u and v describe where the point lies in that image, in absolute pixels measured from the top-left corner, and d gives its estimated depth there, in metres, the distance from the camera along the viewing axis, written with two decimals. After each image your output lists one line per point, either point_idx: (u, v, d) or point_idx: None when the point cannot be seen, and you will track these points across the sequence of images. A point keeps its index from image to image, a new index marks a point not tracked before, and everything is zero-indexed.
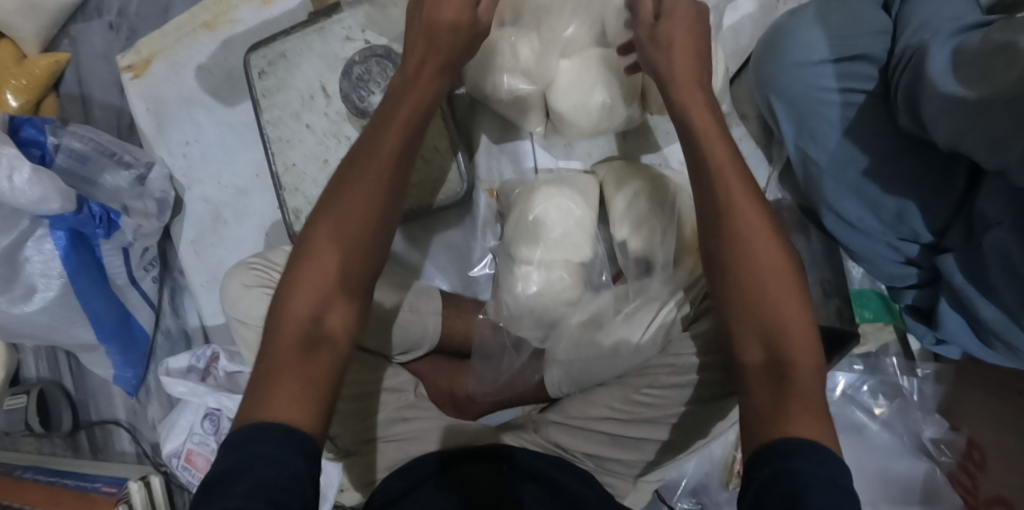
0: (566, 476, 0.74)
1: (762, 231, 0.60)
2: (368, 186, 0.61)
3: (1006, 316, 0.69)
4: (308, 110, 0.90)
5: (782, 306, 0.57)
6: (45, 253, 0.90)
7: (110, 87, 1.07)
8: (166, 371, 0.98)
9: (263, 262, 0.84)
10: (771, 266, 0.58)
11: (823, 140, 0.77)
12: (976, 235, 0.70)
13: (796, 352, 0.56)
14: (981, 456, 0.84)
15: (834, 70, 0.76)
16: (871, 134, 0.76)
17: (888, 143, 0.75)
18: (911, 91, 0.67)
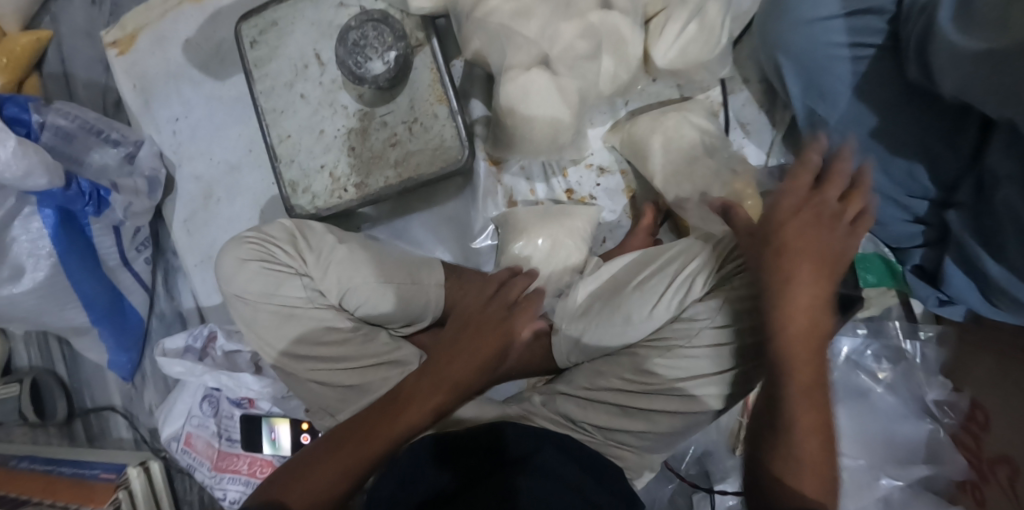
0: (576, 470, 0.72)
1: (809, 379, 0.60)
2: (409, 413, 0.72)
3: (1008, 269, 0.68)
4: (301, 79, 0.87)
5: (801, 468, 0.59)
6: (32, 232, 0.86)
7: (95, 64, 1.03)
8: (162, 352, 0.95)
9: (258, 236, 0.82)
10: (804, 360, 0.60)
11: (831, 97, 0.77)
12: (987, 191, 0.69)
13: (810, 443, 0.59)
14: (985, 416, 0.82)
15: (845, 24, 0.74)
16: (877, 87, 0.75)
17: (890, 92, 0.75)
18: (922, 41, 0.66)
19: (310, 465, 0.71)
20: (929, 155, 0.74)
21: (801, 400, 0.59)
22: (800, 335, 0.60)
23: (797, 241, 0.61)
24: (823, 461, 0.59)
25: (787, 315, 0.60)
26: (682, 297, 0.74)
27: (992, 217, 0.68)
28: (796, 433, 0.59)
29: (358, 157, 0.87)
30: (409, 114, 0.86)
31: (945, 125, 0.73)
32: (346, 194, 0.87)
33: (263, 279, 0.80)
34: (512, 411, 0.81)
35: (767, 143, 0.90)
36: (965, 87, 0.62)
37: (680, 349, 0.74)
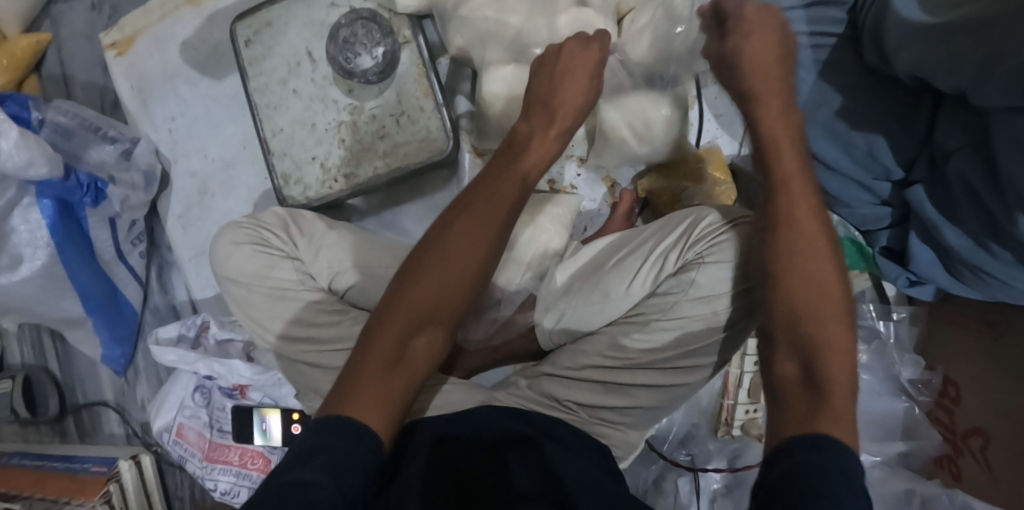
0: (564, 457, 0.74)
1: (806, 219, 0.60)
2: (484, 231, 0.65)
3: (964, 242, 0.72)
4: (294, 76, 0.90)
5: (829, 347, 0.56)
6: (31, 222, 0.89)
7: (93, 65, 1.07)
8: (156, 341, 0.97)
9: (252, 222, 0.85)
10: (810, 233, 0.59)
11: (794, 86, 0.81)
12: (940, 167, 0.74)
13: (823, 329, 0.57)
14: (956, 391, 0.86)
15: (806, 15, 0.80)
16: (837, 78, 0.79)
17: (852, 78, 0.79)
18: (876, 26, 0.71)
19: (362, 351, 0.62)
20: (890, 134, 0.78)
21: (808, 271, 0.58)
22: (792, 181, 0.61)
23: (761, 98, 0.63)
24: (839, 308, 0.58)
25: (782, 186, 0.61)
26: (656, 275, 0.75)
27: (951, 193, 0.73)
28: (807, 312, 0.57)
29: (349, 149, 0.90)
30: (396, 107, 0.89)
31: (898, 111, 0.77)
32: (336, 185, 0.90)
33: (256, 261, 0.83)
34: (500, 393, 0.84)
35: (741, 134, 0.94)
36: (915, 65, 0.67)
37: (658, 322, 0.75)
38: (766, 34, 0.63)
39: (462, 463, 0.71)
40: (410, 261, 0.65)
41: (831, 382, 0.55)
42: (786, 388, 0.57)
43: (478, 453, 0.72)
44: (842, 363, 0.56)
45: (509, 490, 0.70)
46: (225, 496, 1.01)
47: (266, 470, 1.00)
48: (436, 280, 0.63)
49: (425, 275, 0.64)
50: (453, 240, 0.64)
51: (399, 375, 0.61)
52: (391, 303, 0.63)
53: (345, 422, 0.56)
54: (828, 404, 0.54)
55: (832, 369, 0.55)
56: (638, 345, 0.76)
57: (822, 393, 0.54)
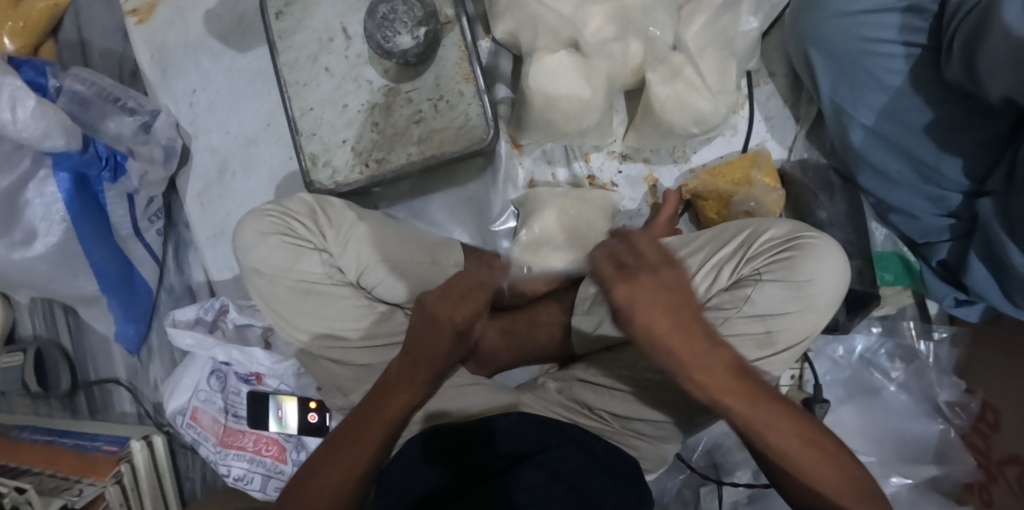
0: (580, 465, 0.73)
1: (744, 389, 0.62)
2: (398, 401, 0.72)
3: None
4: (326, 53, 0.86)
5: (789, 435, 0.63)
6: (47, 195, 0.85)
7: (112, 32, 1.01)
8: (172, 322, 0.94)
9: (278, 210, 0.81)
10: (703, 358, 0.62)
11: (862, 93, 0.76)
12: (1019, 179, 0.68)
13: (780, 432, 0.63)
14: (995, 417, 0.82)
15: (900, 21, 0.72)
16: (904, 86, 0.74)
17: (923, 84, 0.73)
18: (970, 36, 0.64)
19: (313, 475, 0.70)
20: (959, 152, 0.74)
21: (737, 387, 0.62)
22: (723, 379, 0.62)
23: (663, 337, 0.61)
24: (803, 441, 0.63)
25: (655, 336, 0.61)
26: (707, 289, 0.73)
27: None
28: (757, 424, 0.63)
29: (381, 133, 0.86)
30: (434, 91, 0.85)
31: (975, 121, 0.72)
32: (367, 169, 0.86)
33: (282, 253, 0.80)
34: (527, 396, 0.83)
35: (791, 138, 0.89)
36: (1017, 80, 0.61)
37: None
38: (654, 308, 0.61)
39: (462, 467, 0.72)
40: (366, 408, 0.72)
41: (812, 466, 0.63)
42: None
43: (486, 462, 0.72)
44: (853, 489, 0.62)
45: (509, 487, 0.68)
46: (237, 483, 0.98)
47: (280, 458, 0.98)
48: (361, 446, 0.70)
49: (343, 457, 0.70)
50: (398, 399, 0.72)
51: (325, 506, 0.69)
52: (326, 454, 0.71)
53: None
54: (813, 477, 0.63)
55: (801, 454, 0.63)
56: None
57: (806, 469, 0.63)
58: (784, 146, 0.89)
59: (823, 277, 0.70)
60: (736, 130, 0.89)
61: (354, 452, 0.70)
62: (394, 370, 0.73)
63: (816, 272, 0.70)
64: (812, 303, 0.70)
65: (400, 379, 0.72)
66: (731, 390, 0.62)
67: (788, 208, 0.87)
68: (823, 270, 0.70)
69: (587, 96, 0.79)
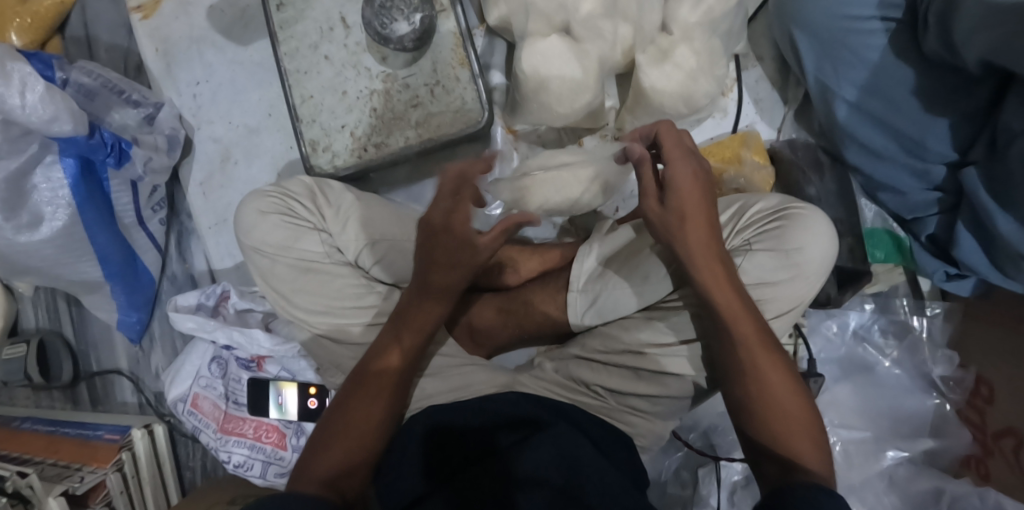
0: (583, 448, 0.72)
1: (739, 303, 0.68)
2: (409, 337, 0.74)
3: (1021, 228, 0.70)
4: (326, 41, 0.88)
5: (770, 370, 0.68)
6: (53, 180, 0.86)
7: (118, 28, 1.04)
8: (175, 307, 0.95)
9: (279, 191, 0.83)
10: (710, 263, 0.69)
11: (843, 70, 0.78)
12: (1001, 149, 0.70)
13: (762, 361, 0.68)
14: (989, 390, 0.83)
15: None
16: (887, 61, 0.76)
17: (907, 60, 0.75)
18: (943, 14, 0.68)
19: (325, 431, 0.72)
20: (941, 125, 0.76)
21: (734, 303, 0.68)
22: (724, 292, 0.68)
23: (688, 222, 0.69)
24: (781, 370, 0.69)
25: (686, 222, 0.69)
26: None
27: (1010, 178, 0.69)
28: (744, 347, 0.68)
29: (380, 117, 0.88)
30: (431, 76, 0.87)
31: (956, 93, 0.74)
32: (366, 153, 0.88)
33: (282, 232, 0.82)
34: (524, 377, 0.85)
35: (780, 119, 0.91)
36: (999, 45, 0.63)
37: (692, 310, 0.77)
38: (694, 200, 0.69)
39: (448, 455, 0.72)
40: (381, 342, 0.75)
41: (780, 399, 0.67)
42: (765, 461, 0.68)
43: (471, 449, 0.72)
44: (802, 423, 0.67)
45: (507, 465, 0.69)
46: (238, 469, 0.99)
47: (280, 445, 0.99)
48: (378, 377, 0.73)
49: (358, 393, 0.73)
50: (407, 336, 0.74)
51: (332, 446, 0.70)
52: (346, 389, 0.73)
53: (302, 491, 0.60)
54: (782, 414, 0.67)
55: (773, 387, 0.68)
56: None
57: (777, 406, 0.67)
58: (773, 127, 0.91)
59: (814, 246, 0.71)
60: (725, 113, 0.91)
61: (372, 384, 0.73)
62: (409, 305, 0.74)
63: (805, 241, 0.71)
64: (802, 272, 0.72)
65: (415, 308, 0.73)
66: (728, 307, 0.68)
67: (778, 185, 0.88)
68: (812, 239, 0.71)
69: (581, 77, 0.81)
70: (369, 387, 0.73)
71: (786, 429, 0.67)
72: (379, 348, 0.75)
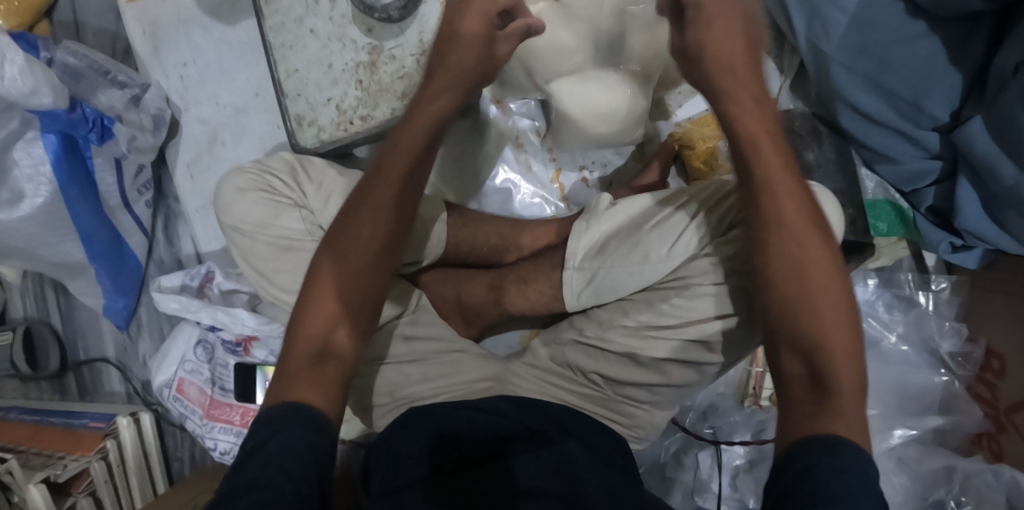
0: (582, 453, 0.69)
1: (804, 215, 0.58)
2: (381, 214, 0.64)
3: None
4: (311, 15, 0.87)
5: (823, 295, 0.56)
6: (35, 156, 0.84)
7: (105, 10, 1.03)
8: (159, 288, 0.93)
9: (258, 167, 0.81)
10: (767, 156, 0.59)
11: (831, 26, 0.74)
12: (993, 96, 0.67)
13: (818, 279, 0.56)
14: (1001, 364, 0.80)
15: None
16: (878, 12, 0.72)
17: (896, 13, 0.71)
18: None
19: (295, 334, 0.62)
20: (935, 80, 0.72)
21: (789, 206, 0.58)
22: (784, 190, 0.58)
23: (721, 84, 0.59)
24: (838, 296, 0.56)
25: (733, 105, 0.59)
26: (697, 245, 0.72)
27: (1014, 125, 0.64)
28: (799, 262, 0.57)
29: (366, 90, 0.87)
30: (417, 48, 0.86)
31: (947, 42, 0.71)
32: (352, 126, 0.87)
33: (261, 208, 0.79)
34: (517, 366, 0.81)
35: (776, 89, 0.89)
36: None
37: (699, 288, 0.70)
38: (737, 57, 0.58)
39: (444, 459, 0.67)
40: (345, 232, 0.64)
41: (829, 330, 0.55)
42: (791, 386, 0.56)
43: (468, 451, 0.68)
44: (846, 361, 0.55)
45: (511, 476, 0.65)
46: (224, 456, 0.97)
47: None
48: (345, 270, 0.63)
49: (325, 300, 0.62)
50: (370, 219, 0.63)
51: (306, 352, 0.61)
52: (311, 292, 0.63)
53: (290, 423, 0.55)
54: (824, 347, 0.55)
55: (823, 315, 0.56)
56: (675, 311, 0.70)
57: (821, 337, 0.55)
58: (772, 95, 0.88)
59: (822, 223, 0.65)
60: None
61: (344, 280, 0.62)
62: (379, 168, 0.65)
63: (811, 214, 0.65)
64: None
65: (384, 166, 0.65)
66: (780, 209, 0.58)
67: None
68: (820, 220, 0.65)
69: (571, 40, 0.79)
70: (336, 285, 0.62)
71: (828, 361, 0.54)
72: (347, 235, 0.64)
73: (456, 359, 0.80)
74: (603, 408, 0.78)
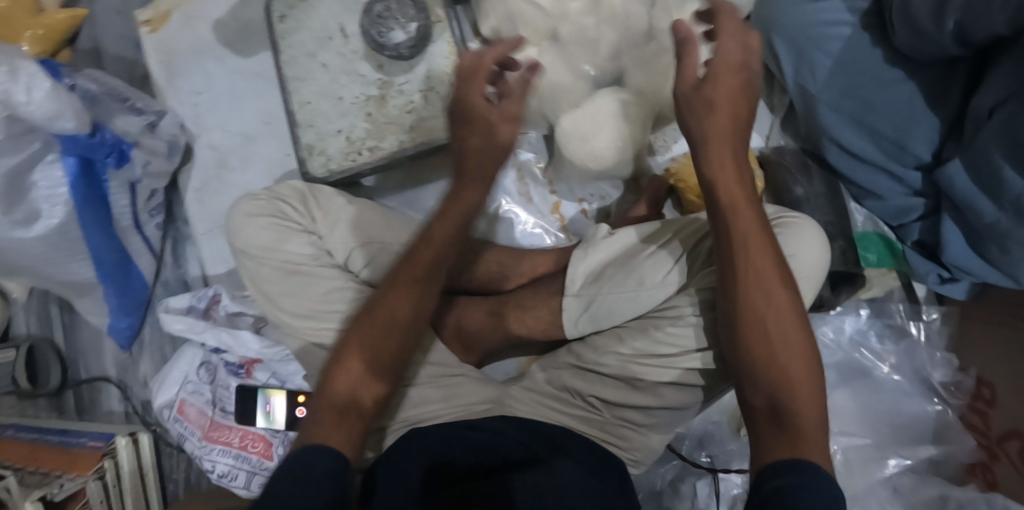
0: (579, 468, 0.72)
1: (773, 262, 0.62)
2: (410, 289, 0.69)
3: (1006, 218, 0.68)
4: (324, 50, 0.90)
5: (787, 339, 0.61)
6: (53, 179, 0.86)
7: (124, 40, 1.07)
8: (165, 309, 0.94)
9: (269, 195, 0.83)
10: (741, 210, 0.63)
11: (818, 70, 0.78)
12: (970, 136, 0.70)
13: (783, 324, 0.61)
14: (991, 393, 0.81)
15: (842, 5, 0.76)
16: (858, 57, 0.76)
17: (878, 60, 0.75)
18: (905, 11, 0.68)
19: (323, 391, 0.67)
20: (915, 122, 0.75)
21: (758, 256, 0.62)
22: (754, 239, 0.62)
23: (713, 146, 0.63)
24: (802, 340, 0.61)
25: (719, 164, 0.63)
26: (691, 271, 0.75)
27: (993, 164, 0.67)
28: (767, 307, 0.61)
29: (374, 122, 0.90)
30: (425, 83, 0.90)
31: (930, 88, 0.74)
32: (360, 157, 0.90)
33: (269, 233, 0.81)
34: (514, 389, 0.82)
35: (767, 127, 0.92)
36: (964, 23, 0.64)
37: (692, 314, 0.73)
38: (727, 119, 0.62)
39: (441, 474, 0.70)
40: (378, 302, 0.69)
41: (790, 371, 0.59)
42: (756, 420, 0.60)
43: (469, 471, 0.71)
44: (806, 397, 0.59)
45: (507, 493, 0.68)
46: (222, 479, 0.97)
47: (266, 455, 0.98)
48: (376, 339, 0.68)
49: (355, 358, 0.67)
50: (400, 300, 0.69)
51: (331, 406, 0.65)
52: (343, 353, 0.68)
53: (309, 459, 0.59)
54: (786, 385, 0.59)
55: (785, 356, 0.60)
56: (671, 337, 0.73)
57: (783, 375, 0.60)
58: (762, 134, 0.92)
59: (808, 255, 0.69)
60: None
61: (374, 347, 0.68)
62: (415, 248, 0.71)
63: (797, 248, 0.69)
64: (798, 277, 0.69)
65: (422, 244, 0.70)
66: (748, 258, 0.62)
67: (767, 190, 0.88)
68: (805, 249, 0.69)
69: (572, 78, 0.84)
70: (365, 352, 0.67)
71: (788, 399, 0.59)
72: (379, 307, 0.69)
73: (456, 383, 0.82)
74: (600, 431, 0.79)
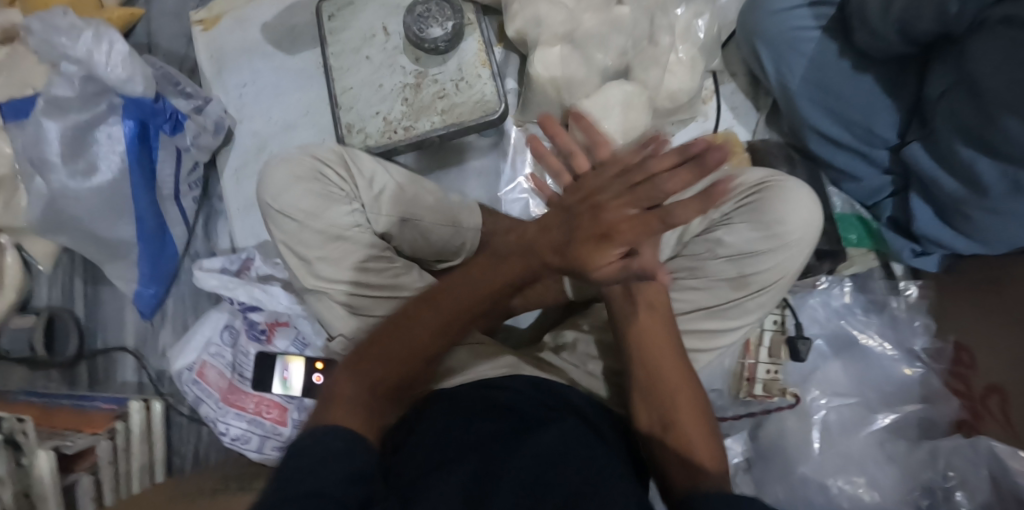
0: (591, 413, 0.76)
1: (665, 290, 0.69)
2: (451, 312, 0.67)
3: (963, 187, 0.80)
4: (367, 45, 1.02)
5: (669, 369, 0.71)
6: (114, 138, 0.97)
7: (177, 38, 1.18)
8: (201, 268, 1.04)
9: (312, 160, 0.89)
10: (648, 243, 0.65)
11: (796, 71, 0.92)
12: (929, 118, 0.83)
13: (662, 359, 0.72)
14: (970, 355, 0.89)
15: (811, 12, 0.91)
16: (829, 57, 0.90)
17: (847, 60, 0.89)
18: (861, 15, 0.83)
19: (332, 398, 0.64)
20: (882, 113, 0.89)
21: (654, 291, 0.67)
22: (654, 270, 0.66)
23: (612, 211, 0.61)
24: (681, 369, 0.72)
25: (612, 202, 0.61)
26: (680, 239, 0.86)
27: (948, 137, 0.79)
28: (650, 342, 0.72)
29: (410, 106, 1.00)
30: (457, 74, 1.01)
31: (889, 84, 0.88)
32: (396, 134, 0.99)
33: (312, 198, 0.87)
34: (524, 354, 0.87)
35: (754, 124, 1.06)
36: (911, 22, 0.78)
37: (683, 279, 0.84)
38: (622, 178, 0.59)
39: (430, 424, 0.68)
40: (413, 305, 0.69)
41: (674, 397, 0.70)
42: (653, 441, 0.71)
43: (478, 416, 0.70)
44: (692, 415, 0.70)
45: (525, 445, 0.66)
46: (235, 443, 0.99)
47: (280, 422, 0.99)
48: (404, 353, 0.67)
49: (376, 367, 0.66)
50: (432, 322, 0.67)
51: (349, 409, 0.63)
52: (361, 359, 0.66)
53: (323, 450, 0.56)
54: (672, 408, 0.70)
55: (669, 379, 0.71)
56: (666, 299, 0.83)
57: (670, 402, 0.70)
58: (750, 131, 1.06)
59: (795, 215, 0.81)
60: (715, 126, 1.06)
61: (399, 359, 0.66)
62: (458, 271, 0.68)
63: (786, 208, 0.81)
64: (782, 242, 0.81)
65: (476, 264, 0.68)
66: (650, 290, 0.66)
67: None
68: (793, 209, 0.81)
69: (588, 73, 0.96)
70: (387, 364, 0.66)
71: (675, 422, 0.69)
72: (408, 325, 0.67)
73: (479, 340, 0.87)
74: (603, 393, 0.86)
